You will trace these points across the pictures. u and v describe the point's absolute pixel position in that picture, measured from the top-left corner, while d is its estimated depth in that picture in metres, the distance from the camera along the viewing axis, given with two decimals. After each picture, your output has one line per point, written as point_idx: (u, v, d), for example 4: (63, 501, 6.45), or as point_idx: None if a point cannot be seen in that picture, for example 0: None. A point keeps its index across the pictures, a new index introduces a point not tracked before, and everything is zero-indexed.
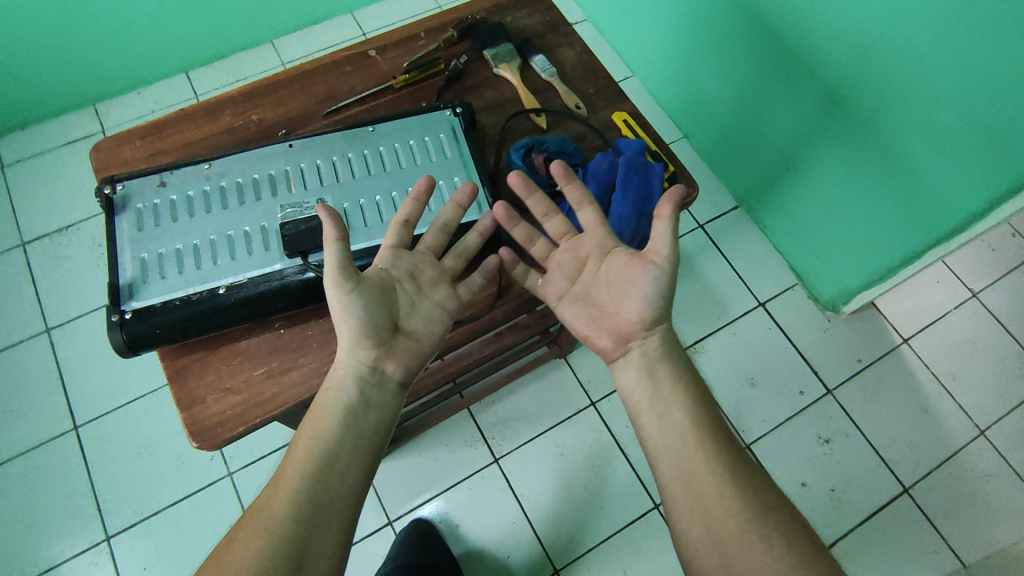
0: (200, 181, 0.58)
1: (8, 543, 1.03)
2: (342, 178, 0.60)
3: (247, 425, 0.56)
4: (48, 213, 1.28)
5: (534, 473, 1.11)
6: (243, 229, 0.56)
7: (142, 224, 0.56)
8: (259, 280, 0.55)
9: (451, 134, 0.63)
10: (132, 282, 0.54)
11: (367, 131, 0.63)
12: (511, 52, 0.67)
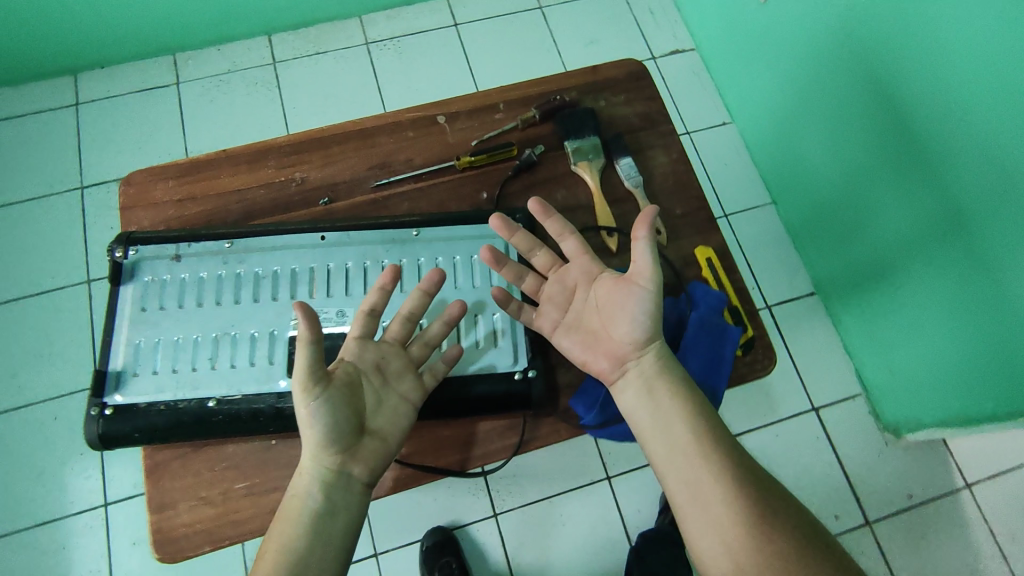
0: (217, 262, 0.53)
1: (17, 487, 1.06)
2: (372, 288, 0.54)
3: (214, 545, 0.52)
4: (111, 161, 1.28)
5: (532, 538, 1.06)
6: (249, 334, 0.51)
7: (146, 303, 0.52)
8: (252, 397, 0.50)
9: (503, 257, 0.57)
10: (121, 371, 0.50)
11: (410, 237, 0.56)
12: (596, 149, 0.58)
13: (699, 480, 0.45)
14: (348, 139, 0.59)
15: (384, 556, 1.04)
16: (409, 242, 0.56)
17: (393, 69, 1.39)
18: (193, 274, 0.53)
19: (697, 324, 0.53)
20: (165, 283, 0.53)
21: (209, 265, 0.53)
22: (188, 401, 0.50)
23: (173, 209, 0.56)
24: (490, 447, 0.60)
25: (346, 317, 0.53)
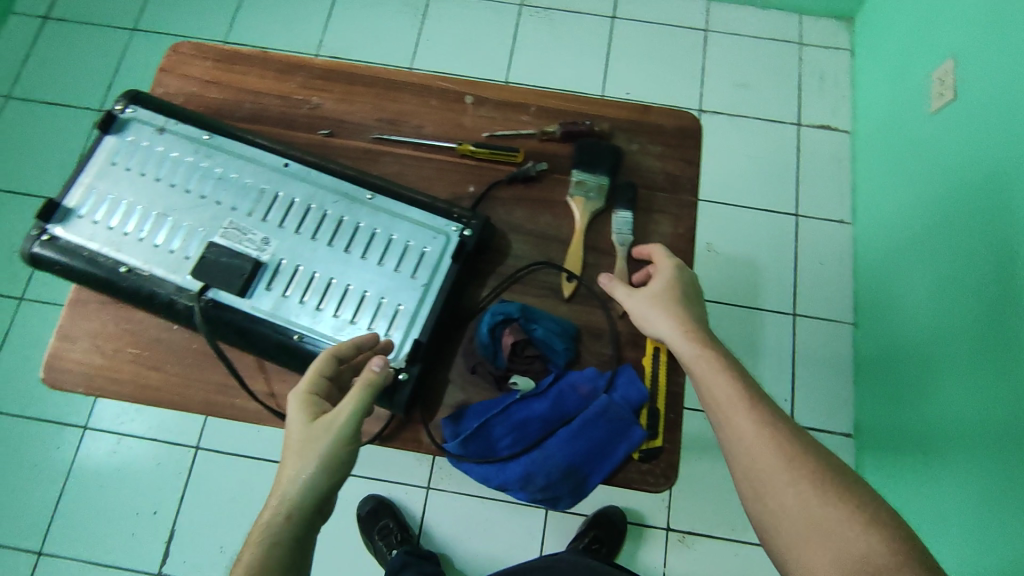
0: (190, 148, 0.49)
1: None
2: (302, 230, 0.47)
3: (88, 392, 0.49)
4: (258, 28, 1.37)
5: (448, 524, 1.05)
6: (180, 223, 0.47)
7: (117, 158, 0.49)
8: (154, 281, 0.46)
9: (434, 257, 0.47)
10: (71, 209, 0.48)
11: (360, 199, 0.48)
12: (599, 191, 0.54)
13: (754, 431, 0.44)
14: (376, 85, 0.58)
15: None
16: (358, 203, 0.48)
17: (534, 39, 1.38)
18: (167, 151, 0.49)
19: (603, 407, 0.47)
20: (143, 149, 0.49)
21: (183, 148, 0.49)
22: (111, 259, 0.46)
23: (196, 87, 0.57)
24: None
25: (266, 248, 0.46)
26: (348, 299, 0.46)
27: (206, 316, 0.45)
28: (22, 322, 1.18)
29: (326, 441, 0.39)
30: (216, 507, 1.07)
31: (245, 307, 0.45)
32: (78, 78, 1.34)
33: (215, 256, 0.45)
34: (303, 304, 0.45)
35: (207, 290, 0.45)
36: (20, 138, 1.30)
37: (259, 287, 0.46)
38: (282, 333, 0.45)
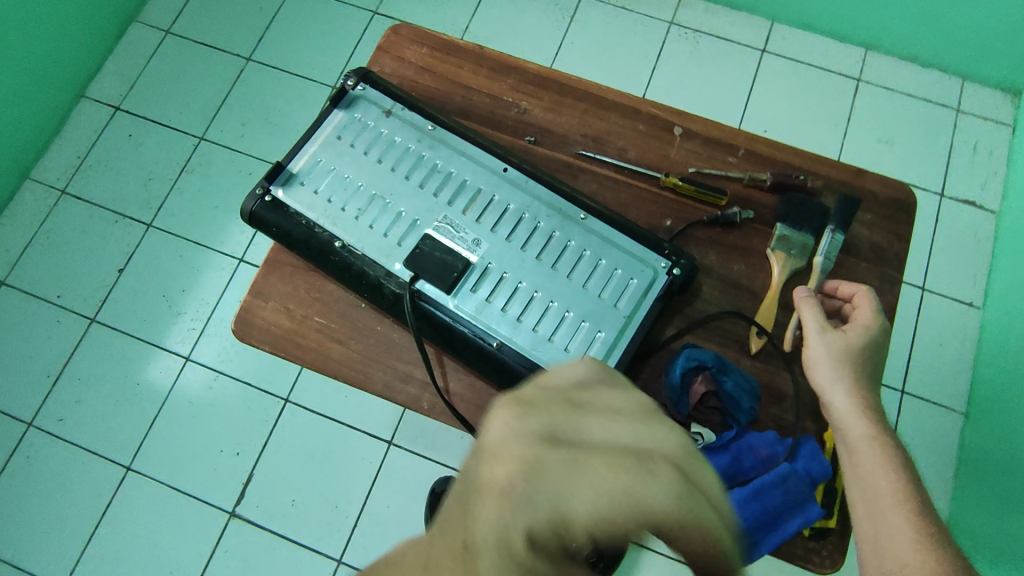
0: (412, 136, 0.56)
1: (195, 205, 1.26)
2: (512, 240, 0.53)
3: (274, 351, 0.55)
4: (408, 6, 1.39)
5: None
6: (398, 210, 0.54)
7: (344, 133, 0.56)
8: (368, 259, 0.53)
9: (640, 290, 0.51)
10: (295, 174, 0.55)
11: (575, 216, 0.53)
12: (802, 248, 0.53)
13: (886, 487, 0.47)
14: (588, 99, 0.58)
15: (394, 448, 1.11)
16: (571, 221, 0.53)
17: (679, 60, 1.35)
18: (389, 133, 0.56)
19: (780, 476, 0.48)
20: (366, 126, 0.56)
21: (406, 135, 0.56)
22: (324, 229, 0.54)
23: (409, 71, 0.59)
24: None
25: (476, 249, 0.53)
26: (537, 306, 0.51)
27: (415, 306, 0.52)
28: (148, 249, 1.24)
29: (570, 433, 0.27)
30: (295, 460, 1.10)
31: (450, 304, 0.52)
32: (232, 24, 1.39)
33: (430, 250, 0.52)
34: (501, 309, 0.51)
35: (417, 278, 0.52)
36: (172, 73, 1.36)
37: (466, 286, 0.52)
38: (485, 339, 0.51)
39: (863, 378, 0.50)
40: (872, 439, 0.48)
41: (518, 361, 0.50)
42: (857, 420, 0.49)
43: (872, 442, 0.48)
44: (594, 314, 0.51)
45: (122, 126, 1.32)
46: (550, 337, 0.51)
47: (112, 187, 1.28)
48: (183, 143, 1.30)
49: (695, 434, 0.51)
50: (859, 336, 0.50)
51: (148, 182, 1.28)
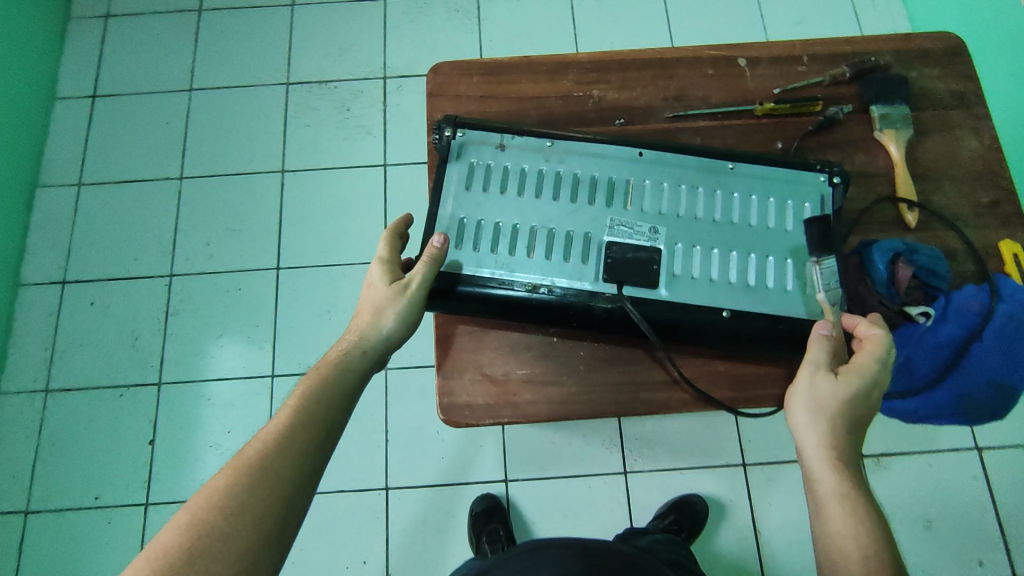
0: (537, 159, 0.55)
1: (198, 343, 1.18)
2: (682, 213, 0.53)
3: (495, 421, 0.55)
4: (315, 64, 1.34)
5: (656, 501, 1.08)
6: (566, 231, 0.53)
7: (470, 182, 0.54)
8: (566, 291, 0.52)
9: (818, 207, 0.53)
10: (447, 239, 0.53)
11: (723, 168, 0.55)
12: (904, 119, 0.55)
13: (829, 479, 0.45)
14: (648, 67, 0.59)
15: (513, 483, 1.10)
16: (724, 174, 0.55)
17: (592, 13, 1.36)
18: (515, 165, 0.55)
19: (1004, 320, 0.50)
20: (487, 167, 0.54)
21: (531, 160, 0.55)
22: (507, 281, 0.52)
23: (473, 104, 0.58)
24: (755, 392, 0.55)
25: (658, 236, 0.53)
26: (738, 263, 0.52)
27: (637, 311, 0.51)
28: (169, 407, 1.14)
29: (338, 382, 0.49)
30: (425, 540, 1.07)
31: (664, 295, 0.52)
32: (145, 151, 1.29)
33: (621, 255, 0.52)
34: (712, 279, 0.52)
35: (620, 286, 0.51)
36: (105, 224, 1.24)
37: (670, 273, 0.52)
38: (714, 311, 0.51)
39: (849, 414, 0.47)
40: (835, 435, 0.46)
41: (753, 317, 0.51)
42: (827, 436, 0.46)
43: (835, 446, 0.46)
44: (789, 246, 0.53)
45: (79, 297, 1.20)
46: (768, 285, 0.52)
47: (99, 363, 1.16)
48: (153, 288, 1.20)
49: (917, 315, 0.50)
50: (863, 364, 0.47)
51: (136, 342, 1.17)
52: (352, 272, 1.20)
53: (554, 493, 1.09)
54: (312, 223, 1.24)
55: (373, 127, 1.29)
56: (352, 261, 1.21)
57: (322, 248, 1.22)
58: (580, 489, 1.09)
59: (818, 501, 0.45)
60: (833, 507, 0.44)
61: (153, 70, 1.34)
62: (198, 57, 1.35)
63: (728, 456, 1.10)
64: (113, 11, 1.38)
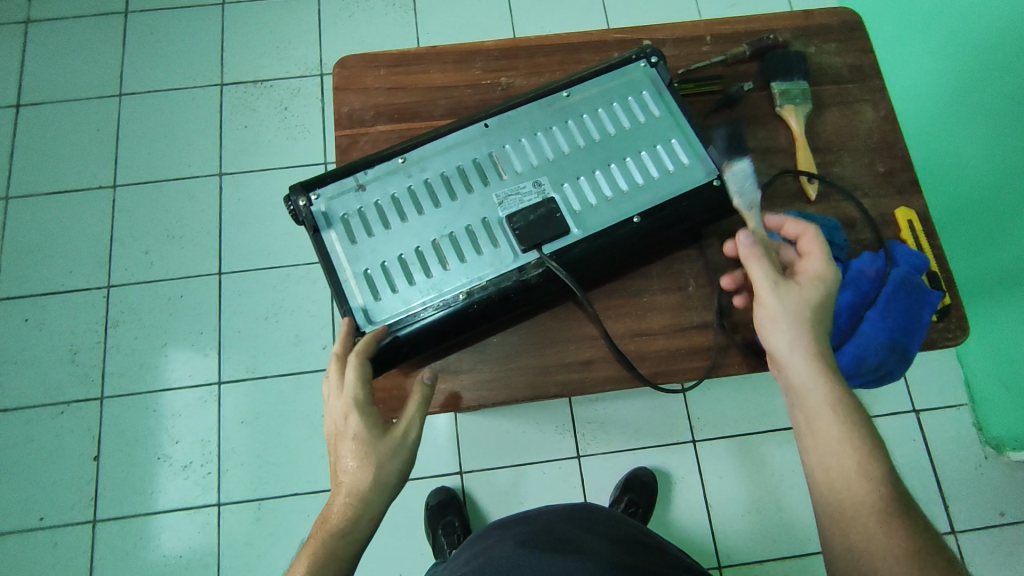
0: (400, 179, 0.48)
1: (141, 353, 1.15)
2: (551, 153, 0.49)
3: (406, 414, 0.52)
4: (250, 63, 1.31)
5: (610, 483, 1.10)
6: (469, 226, 0.47)
7: (353, 235, 0.47)
8: (498, 280, 0.46)
9: (654, 92, 0.51)
10: (365, 303, 0.45)
11: (560, 98, 0.51)
12: (804, 95, 0.56)
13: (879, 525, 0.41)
14: (556, 52, 0.59)
15: (468, 474, 1.10)
16: (564, 104, 0.50)
17: (530, 4, 1.36)
18: (384, 195, 0.48)
19: (897, 283, 0.50)
20: (361, 213, 0.47)
21: (398, 183, 0.48)
22: (443, 308, 0.45)
23: (382, 95, 0.57)
24: (678, 367, 0.52)
25: (544, 186, 0.47)
26: (630, 172, 0.48)
27: (564, 263, 0.46)
28: (113, 422, 1.11)
29: (338, 538, 0.41)
30: (386, 536, 1.07)
31: (580, 234, 0.46)
32: (74, 160, 1.25)
33: (523, 219, 0.46)
34: (609, 199, 0.48)
35: (539, 248, 0.46)
36: (36, 237, 1.20)
37: (572, 211, 0.47)
38: (627, 224, 0.47)
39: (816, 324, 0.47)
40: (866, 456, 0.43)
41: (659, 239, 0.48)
42: (836, 405, 0.44)
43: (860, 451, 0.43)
44: (683, 181, 0.48)
45: (13, 314, 1.16)
46: (657, 179, 0.48)
47: (37, 381, 1.13)
48: (91, 300, 1.17)
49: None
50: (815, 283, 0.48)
51: (75, 357, 1.14)
52: (297, 273, 1.19)
53: (510, 482, 1.10)
54: (253, 225, 1.21)
55: (312, 125, 1.27)
56: (297, 261, 1.20)
57: (265, 249, 1.20)
58: (535, 476, 1.10)
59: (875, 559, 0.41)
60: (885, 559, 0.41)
61: (79, 76, 1.30)
62: (126, 61, 1.31)
63: (678, 432, 1.12)
64: (34, 16, 1.33)
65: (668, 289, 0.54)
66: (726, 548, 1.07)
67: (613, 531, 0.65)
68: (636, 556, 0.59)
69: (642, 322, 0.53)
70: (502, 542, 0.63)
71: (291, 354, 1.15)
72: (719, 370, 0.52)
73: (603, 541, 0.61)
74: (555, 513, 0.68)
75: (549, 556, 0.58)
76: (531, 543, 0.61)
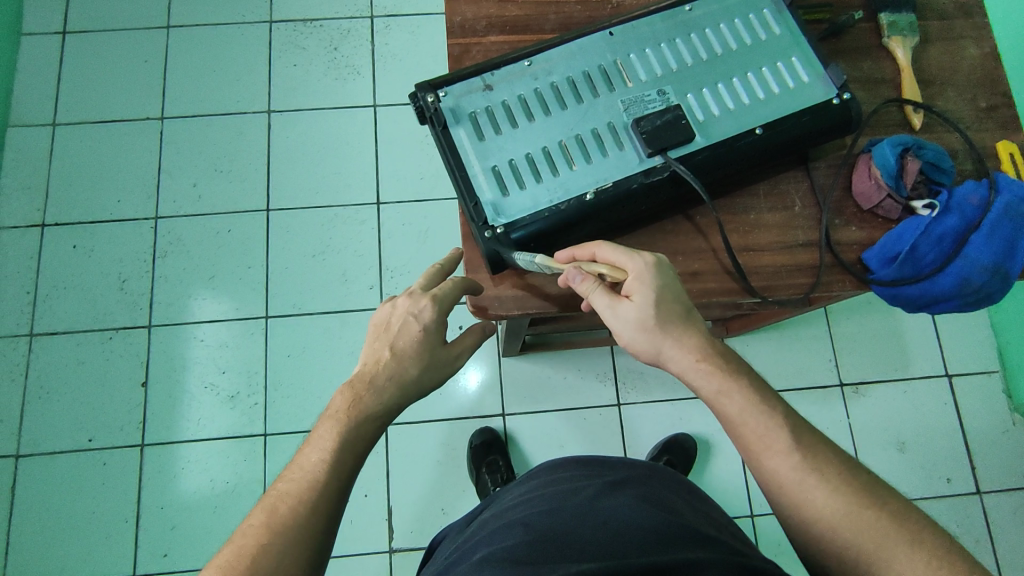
0: (526, 81, 0.52)
1: (189, 285, 1.16)
2: (674, 65, 0.53)
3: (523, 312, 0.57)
4: (299, 2, 1.30)
5: (649, 431, 1.12)
6: (595, 129, 0.51)
7: (482, 132, 0.51)
8: (620, 182, 0.50)
9: (775, 10, 0.55)
10: (494, 196, 0.50)
11: (683, 11, 0.55)
12: (912, 26, 0.59)
13: (788, 468, 0.45)
14: None
15: (510, 417, 1.12)
16: (687, 18, 0.54)
17: None
18: (511, 96, 0.52)
19: (1002, 210, 0.52)
20: (488, 111, 0.51)
21: (524, 84, 0.52)
22: (568, 204, 0.50)
23: (493, 5, 0.59)
24: (781, 283, 0.54)
25: (668, 95, 0.52)
26: (748, 86, 0.53)
27: (687, 169, 0.51)
28: (161, 349, 1.13)
29: (371, 395, 0.49)
30: (428, 473, 1.10)
31: (703, 142, 0.51)
32: (121, 90, 1.24)
33: (651, 124, 0.50)
34: (730, 111, 0.52)
35: (664, 153, 0.50)
36: (84, 166, 1.20)
37: (696, 122, 0.52)
38: (748, 135, 0.51)
39: (676, 320, 0.48)
40: (763, 410, 0.46)
41: (775, 144, 0.52)
42: (715, 389, 0.47)
43: (753, 416, 0.46)
44: (803, 98, 0.52)
45: (62, 242, 1.17)
46: (777, 94, 0.53)
47: (86, 307, 1.14)
48: (138, 231, 1.18)
49: (922, 208, 0.54)
50: (646, 293, 0.47)
51: (124, 284, 1.15)
52: (345, 214, 1.19)
53: (552, 425, 1.12)
54: (301, 165, 1.21)
55: (362, 67, 1.26)
56: (344, 202, 1.20)
57: (313, 188, 1.20)
58: (576, 420, 1.12)
59: (790, 495, 0.44)
60: (809, 497, 0.44)
61: (126, 6, 1.28)
62: None
63: None
64: None
65: (775, 208, 0.56)
66: (758, 498, 1.09)
67: (706, 512, 0.54)
68: (731, 538, 0.50)
69: (749, 238, 0.55)
70: (587, 480, 0.54)
71: (338, 293, 1.16)
72: (823, 287, 0.54)
73: (693, 514, 0.52)
74: (629, 462, 0.61)
75: (622, 500, 0.50)
76: (613, 488, 0.52)
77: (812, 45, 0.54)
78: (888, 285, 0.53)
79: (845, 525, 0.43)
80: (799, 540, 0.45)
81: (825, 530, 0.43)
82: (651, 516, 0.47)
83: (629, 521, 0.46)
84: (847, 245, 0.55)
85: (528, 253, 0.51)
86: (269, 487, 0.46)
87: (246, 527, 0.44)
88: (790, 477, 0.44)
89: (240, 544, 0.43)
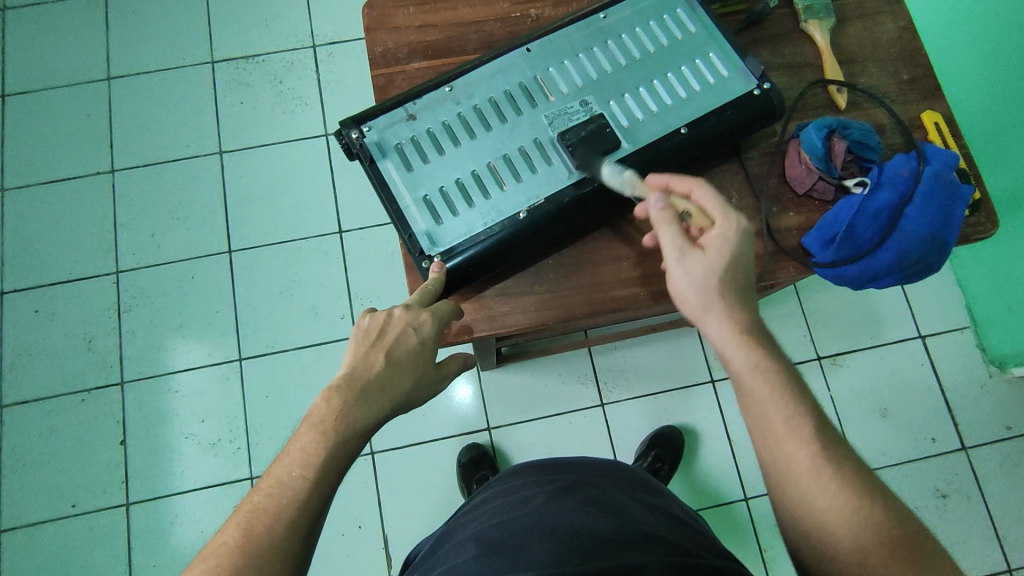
0: (449, 106, 0.52)
1: (158, 336, 1.14)
2: (594, 74, 0.53)
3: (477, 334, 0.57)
4: (239, 39, 1.29)
5: (635, 426, 1.13)
6: (522, 147, 0.51)
7: (410, 163, 0.51)
8: (552, 197, 0.50)
9: (687, 8, 0.55)
10: (427, 225, 0.49)
11: (598, 20, 0.55)
12: (827, 8, 0.60)
13: (806, 459, 0.41)
14: None
15: (495, 430, 1.12)
16: (602, 25, 0.55)
17: None
18: (435, 123, 0.52)
19: (932, 180, 0.53)
20: (413, 141, 0.51)
21: (447, 110, 0.52)
22: (502, 224, 0.50)
23: (413, 32, 0.60)
24: None
25: (591, 104, 0.52)
26: (668, 87, 0.53)
27: (616, 177, 0.51)
28: (137, 405, 1.11)
29: (363, 408, 0.47)
30: (420, 497, 1.09)
31: (630, 148, 0.52)
32: (67, 147, 1.22)
33: (576, 137, 0.51)
34: (653, 114, 0.52)
35: (592, 164, 0.51)
36: (37, 228, 1.18)
37: (621, 128, 0.52)
38: (673, 136, 0.52)
39: (732, 285, 0.46)
40: (790, 394, 0.43)
41: (701, 141, 0.53)
42: (750, 364, 0.44)
43: (778, 402, 0.43)
44: (724, 92, 0.53)
45: (22, 307, 1.15)
46: (699, 91, 0.53)
47: (55, 370, 1.12)
48: (100, 287, 1.16)
49: (854, 187, 0.54)
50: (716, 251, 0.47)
51: (91, 344, 1.14)
52: (308, 246, 1.18)
53: (538, 434, 1.12)
54: (259, 202, 1.20)
55: (309, 97, 1.26)
56: (306, 235, 1.19)
57: (273, 224, 1.19)
58: (562, 426, 1.12)
59: (801, 490, 0.41)
60: (827, 495, 0.40)
61: (64, 60, 1.26)
62: (111, 41, 1.28)
63: (697, 373, 1.15)
64: (10, 3, 1.29)
65: None
66: (750, 480, 1.10)
67: (658, 506, 0.54)
68: (682, 533, 0.50)
69: None
70: (536, 488, 0.55)
71: (310, 326, 1.15)
72: (769, 275, 0.55)
73: (648, 514, 0.52)
74: (591, 462, 0.61)
75: (571, 505, 0.50)
76: (562, 492, 0.52)
77: (728, 38, 0.55)
78: (829, 267, 0.54)
79: (852, 532, 0.40)
80: (801, 546, 0.42)
81: (830, 531, 0.40)
82: (610, 521, 0.47)
83: (581, 526, 0.47)
84: (787, 232, 0.56)
85: (471, 277, 0.51)
86: (243, 499, 0.42)
87: (217, 545, 0.40)
88: (809, 470, 0.41)
89: (212, 565, 0.39)
